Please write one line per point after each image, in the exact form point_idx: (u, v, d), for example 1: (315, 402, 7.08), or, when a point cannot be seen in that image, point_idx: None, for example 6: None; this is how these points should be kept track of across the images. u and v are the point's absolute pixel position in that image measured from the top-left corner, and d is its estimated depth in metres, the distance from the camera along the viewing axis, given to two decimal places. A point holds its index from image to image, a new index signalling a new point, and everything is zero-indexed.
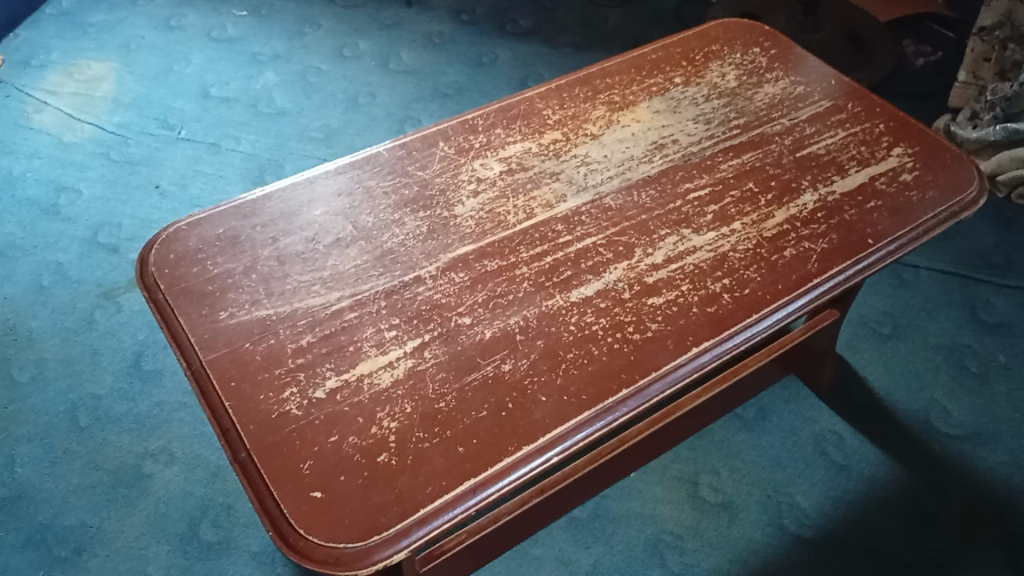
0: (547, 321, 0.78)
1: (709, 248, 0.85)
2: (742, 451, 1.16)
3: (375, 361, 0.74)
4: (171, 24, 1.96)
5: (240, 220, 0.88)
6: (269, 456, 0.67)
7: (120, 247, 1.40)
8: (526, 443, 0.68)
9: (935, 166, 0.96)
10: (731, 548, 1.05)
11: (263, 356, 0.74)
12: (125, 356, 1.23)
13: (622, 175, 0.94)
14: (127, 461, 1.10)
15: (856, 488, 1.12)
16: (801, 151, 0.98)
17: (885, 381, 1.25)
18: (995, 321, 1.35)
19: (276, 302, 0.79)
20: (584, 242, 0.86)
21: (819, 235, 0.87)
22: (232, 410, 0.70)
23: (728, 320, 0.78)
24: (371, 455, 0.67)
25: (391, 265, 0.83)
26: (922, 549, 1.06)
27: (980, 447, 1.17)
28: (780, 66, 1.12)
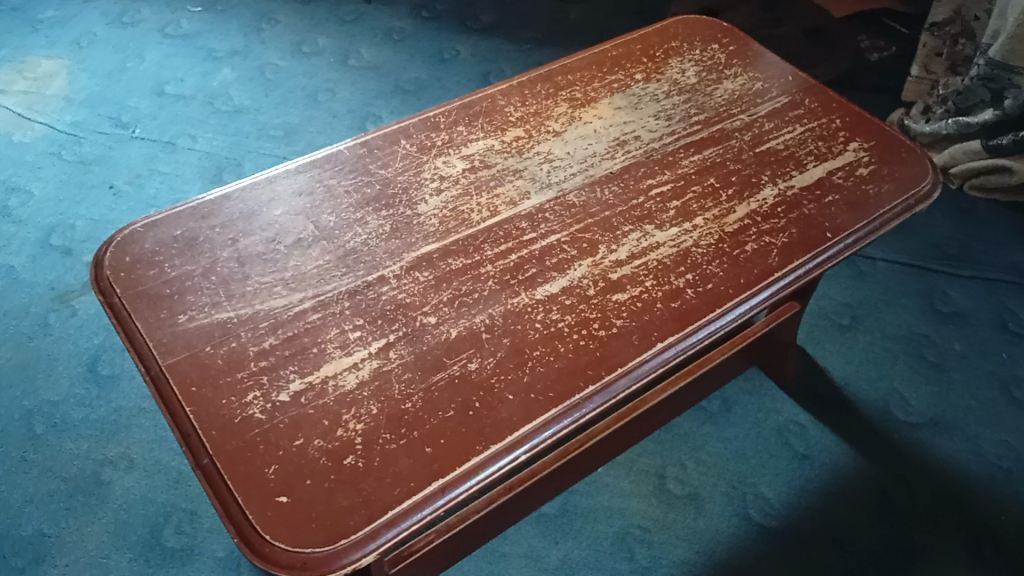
0: (513, 319, 0.78)
1: (672, 244, 0.86)
2: (707, 443, 1.18)
3: (340, 363, 0.73)
4: (124, 20, 1.91)
5: (198, 221, 0.86)
6: (231, 461, 0.66)
7: (74, 249, 1.37)
8: (493, 441, 0.68)
9: (890, 160, 0.98)
10: (697, 540, 1.07)
11: (224, 360, 0.73)
12: (82, 361, 1.20)
13: (585, 171, 0.94)
14: (85, 468, 1.07)
15: (818, 477, 1.14)
16: (760, 146, 0.99)
17: (846, 371, 1.28)
18: (950, 311, 1.39)
19: (237, 305, 0.77)
20: (549, 239, 0.86)
21: (779, 229, 0.88)
22: (193, 415, 0.69)
23: (692, 314, 0.79)
24: (337, 458, 0.66)
25: (354, 265, 0.82)
26: (884, 540, 1.08)
27: (938, 435, 1.20)
28: (738, 63, 1.13)
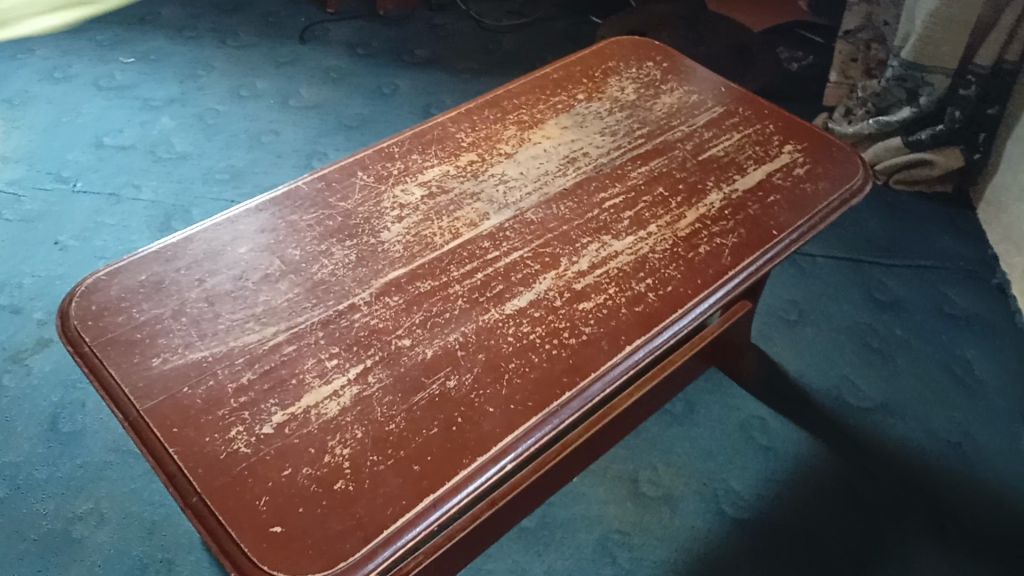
0: (485, 335, 0.80)
1: (629, 252, 0.90)
2: (676, 444, 1.21)
3: (320, 391, 0.74)
4: (56, 75, 1.89)
5: (162, 265, 0.86)
6: (220, 497, 0.66)
7: (23, 307, 1.34)
8: (479, 454, 0.70)
9: (823, 159, 1.04)
10: (676, 539, 1.10)
11: (203, 399, 0.73)
12: (41, 420, 1.17)
13: (540, 189, 0.98)
14: (54, 528, 1.05)
15: (784, 467, 1.19)
16: (702, 154, 1.04)
17: (799, 364, 1.34)
18: (889, 299, 1.46)
19: (210, 344, 0.78)
20: (512, 256, 0.89)
21: (728, 230, 0.93)
22: (177, 455, 0.69)
23: (655, 317, 0.83)
24: (327, 484, 0.67)
25: (324, 295, 0.83)
26: (852, 522, 1.13)
27: (890, 417, 1.26)
28: (673, 78, 1.19)
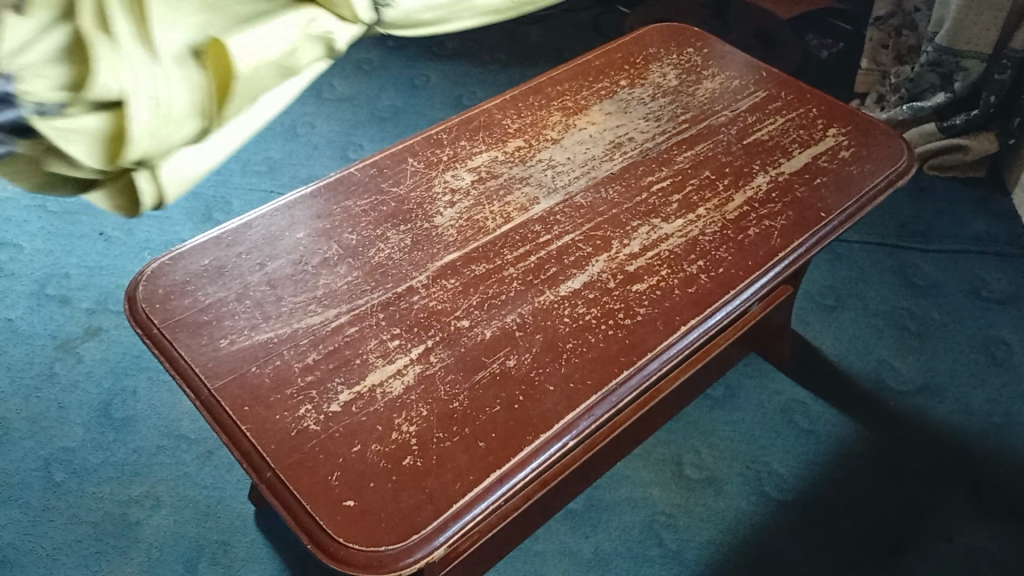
0: (542, 316, 0.82)
1: (680, 234, 0.91)
2: (718, 428, 1.22)
3: (384, 371, 0.76)
4: None
5: (223, 249, 0.87)
6: (294, 472, 0.68)
7: (71, 297, 1.36)
8: (542, 431, 0.72)
9: (868, 142, 1.04)
10: (720, 520, 1.11)
11: (272, 378, 0.75)
12: (94, 406, 1.20)
13: (587, 174, 0.99)
14: (111, 511, 1.07)
15: (826, 450, 1.19)
16: (747, 138, 1.05)
17: (838, 348, 1.34)
18: (926, 283, 1.46)
19: (275, 325, 0.79)
20: (563, 239, 0.90)
21: (776, 213, 0.94)
22: (249, 432, 0.70)
23: (709, 297, 0.84)
24: (396, 459, 0.69)
25: (382, 278, 0.85)
26: (896, 502, 1.13)
27: (930, 399, 1.26)
28: (713, 64, 1.19)
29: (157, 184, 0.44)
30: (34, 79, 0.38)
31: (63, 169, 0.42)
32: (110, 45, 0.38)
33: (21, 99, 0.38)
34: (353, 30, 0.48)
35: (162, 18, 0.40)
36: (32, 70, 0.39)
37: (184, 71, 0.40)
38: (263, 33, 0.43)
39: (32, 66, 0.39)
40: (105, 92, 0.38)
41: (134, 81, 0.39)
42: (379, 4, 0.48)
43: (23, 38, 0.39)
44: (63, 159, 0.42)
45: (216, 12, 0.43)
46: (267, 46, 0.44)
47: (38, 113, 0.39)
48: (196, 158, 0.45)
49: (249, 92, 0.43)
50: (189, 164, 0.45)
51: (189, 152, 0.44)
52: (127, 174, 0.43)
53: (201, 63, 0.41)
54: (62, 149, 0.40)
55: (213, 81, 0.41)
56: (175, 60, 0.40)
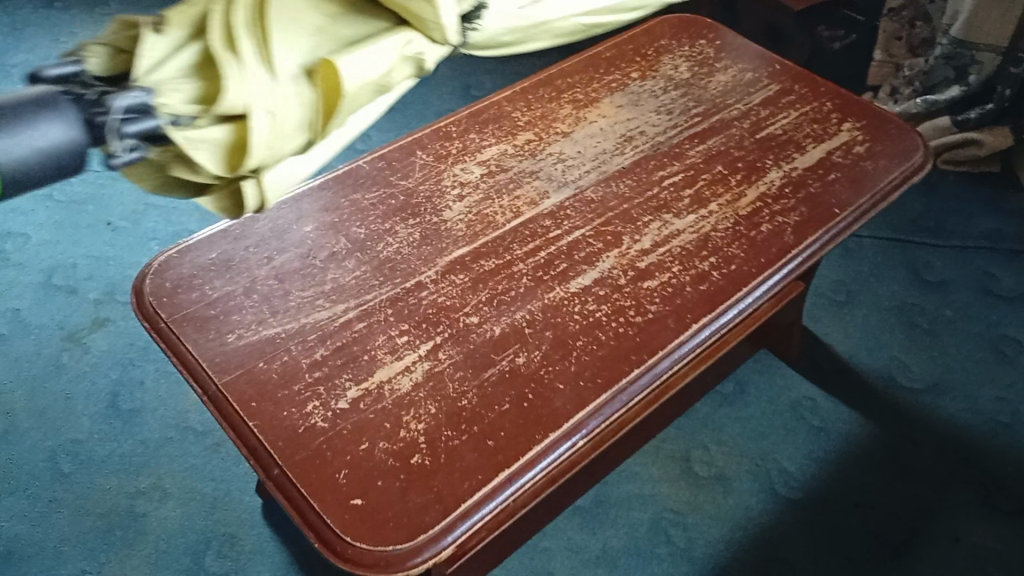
0: (552, 313, 0.81)
1: (691, 230, 0.90)
2: (726, 424, 1.21)
3: (392, 367, 0.75)
4: None
5: (231, 242, 0.86)
6: (302, 470, 0.67)
7: (78, 287, 1.36)
8: (551, 430, 0.71)
9: (882, 137, 1.03)
10: (728, 518, 1.10)
11: (279, 374, 0.74)
12: (100, 397, 1.19)
13: (598, 168, 0.98)
14: (118, 502, 1.07)
15: (836, 447, 1.18)
16: (760, 133, 1.03)
17: (848, 344, 1.33)
18: (937, 280, 1.44)
19: (283, 320, 0.79)
20: (574, 234, 0.89)
21: (790, 209, 0.92)
22: (257, 429, 0.70)
23: (720, 295, 0.83)
24: (404, 458, 0.68)
25: (391, 273, 0.84)
26: (906, 500, 1.13)
27: (941, 397, 1.25)
28: (725, 56, 1.18)
29: (261, 194, 0.37)
30: (166, 91, 0.34)
31: (181, 179, 0.37)
32: (234, 56, 0.33)
33: (157, 111, 0.34)
34: (440, 52, 0.38)
35: (280, 28, 0.34)
36: (168, 84, 0.34)
37: (298, 85, 0.34)
38: (373, 48, 0.36)
39: (168, 76, 0.34)
40: (232, 106, 0.33)
41: (256, 95, 0.33)
42: (466, 25, 0.38)
43: (156, 54, 0.35)
44: (183, 169, 0.36)
45: (331, 27, 0.36)
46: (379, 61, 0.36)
47: (169, 122, 0.34)
48: (302, 166, 0.38)
49: (354, 108, 0.35)
50: (293, 174, 0.38)
51: (294, 160, 0.38)
52: (237, 182, 0.37)
53: (313, 77, 0.35)
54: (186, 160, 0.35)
55: (323, 98, 0.35)
56: (295, 80, 0.34)
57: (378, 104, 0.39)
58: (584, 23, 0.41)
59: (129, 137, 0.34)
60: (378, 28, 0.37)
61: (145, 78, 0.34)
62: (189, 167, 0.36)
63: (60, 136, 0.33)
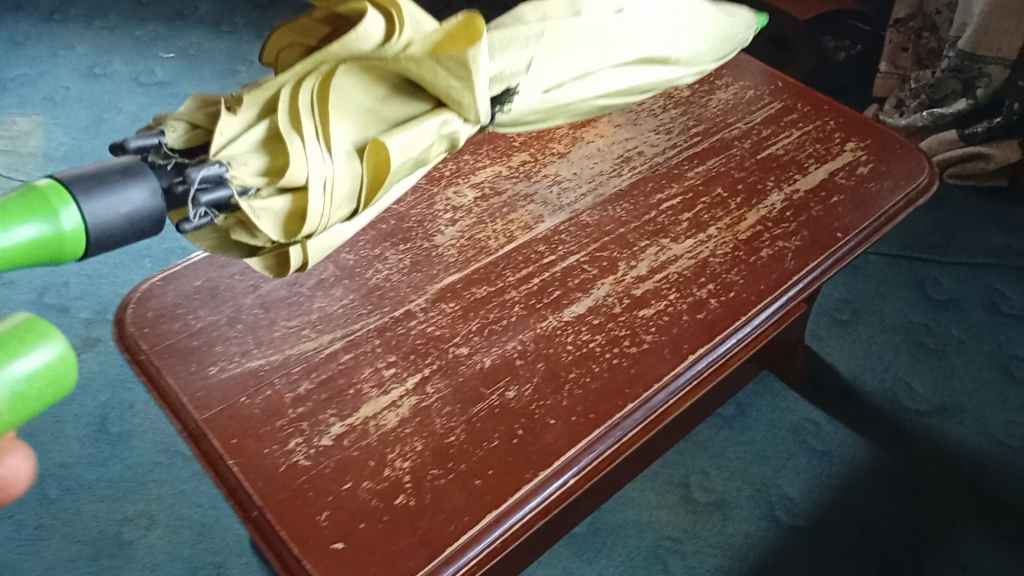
0: (544, 344, 0.78)
1: (689, 256, 0.87)
2: (727, 449, 1.18)
3: (378, 402, 0.73)
4: (96, 72, 1.89)
5: (217, 270, 0.84)
6: (282, 511, 0.65)
7: (70, 306, 1.34)
8: (542, 468, 0.69)
9: (887, 157, 1.00)
10: (729, 546, 1.07)
11: (261, 409, 0.72)
12: (90, 420, 1.18)
13: (594, 191, 0.95)
14: (106, 529, 1.05)
15: (839, 472, 1.16)
16: (761, 153, 1.01)
17: (852, 365, 1.30)
18: (944, 298, 1.41)
19: (267, 352, 0.76)
20: (568, 260, 0.87)
21: (791, 233, 0.90)
22: (237, 468, 0.68)
23: (719, 324, 0.80)
24: (389, 498, 0.66)
25: (379, 301, 0.82)
26: (912, 528, 1.10)
27: (948, 420, 1.22)
28: (726, 72, 1.15)
29: (302, 254, 0.60)
30: (238, 165, 0.55)
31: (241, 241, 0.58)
32: (302, 138, 0.55)
33: (230, 181, 0.54)
34: (471, 127, 0.64)
35: (335, 121, 0.57)
36: (240, 159, 0.55)
37: (349, 161, 0.57)
38: (412, 131, 0.60)
39: (243, 154, 0.55)
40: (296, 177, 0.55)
41: (316, 170, 0.55)
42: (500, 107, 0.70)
43: (231, 134, 0.56)
44: (243, 233, 0.57)
45: (377, 118, 0.61)
46: (412, 141, 0.61)
47: (240, 194, 0.54)
48: (342, 230, 0.62)
49: (390, 180, 0.60)
50: (331, 235, 0.61)
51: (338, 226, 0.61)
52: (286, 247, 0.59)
53: (361, 157, 0.58)
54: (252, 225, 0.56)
55: (369, 168, 0.58)
56: (349, 157, 0.57)
57: (404, 182, 0.64)
58: (595, 104, 0.83)
59: (202, 207, 0.53)
60: (417, 110, 0.63)
61: (224, 155, 0.54)
62: (250, 230, 0.57)
63: (145, 201, 0.50)
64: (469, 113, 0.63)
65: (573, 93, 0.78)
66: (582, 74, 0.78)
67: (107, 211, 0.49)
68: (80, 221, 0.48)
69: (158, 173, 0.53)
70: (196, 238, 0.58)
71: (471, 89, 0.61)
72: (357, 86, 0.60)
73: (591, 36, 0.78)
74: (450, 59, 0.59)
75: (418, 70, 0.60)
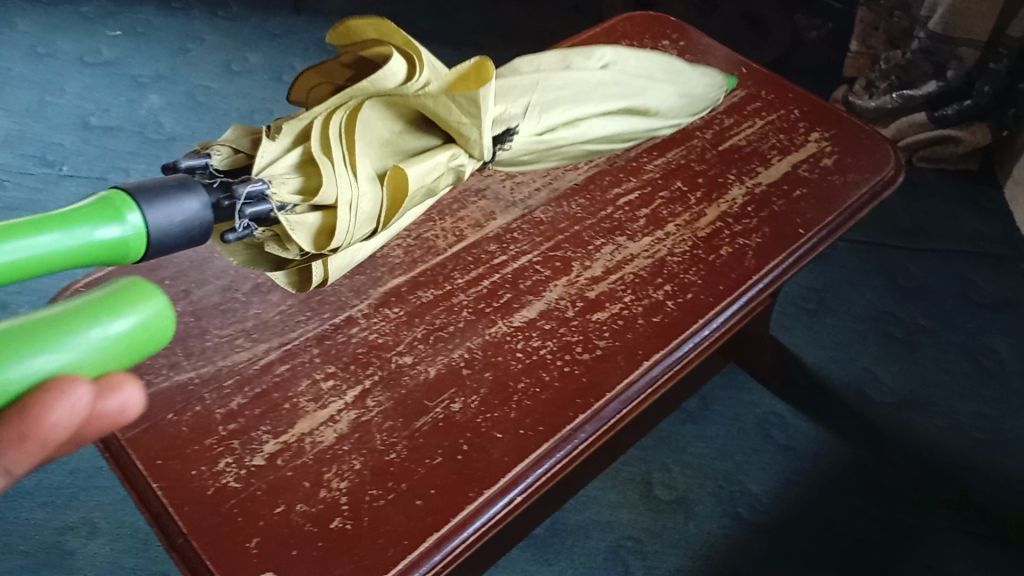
0: (492, 351, 0.75)
1: (646, 255, 0.84)
2: (690, 444, 1.16)
3: (314, 418, 0.69)
4: (38, 51, 1.81)
5: (146, 274, 0.80)
6: (208, 539, 0.61)
7: (8, 302, 1.28)
8: (487, 486, 0.66)
9: (852, 148, 0.97)
10: (691, 545, 1.06)
11: (189, 427, 0.68)
12: None
13: (549, 185, 0.91)
14: (44, 538, 1.01)
15: (804, 467, 1.14)
16: (723, 144, 0.97)
17: (819, 356, 1.28)
18: (912, 286, 1.40)
19: (197, 363, 0.72)
20: (519, 261, 0.83)
21: (752, 229, 0.87)
22: (161, 492, 0.64)
23: (675, 328, 0.77)
24: (323, 522, 0.62)
25: (319, 307, 0.77)
26: (876, 524, 1.08)
27: (914, 413, 1.21)
28: (690, 58, 1.11)
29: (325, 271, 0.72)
30: (277, 184, 0.68)
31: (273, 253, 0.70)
32: (332, 163, 0.69)
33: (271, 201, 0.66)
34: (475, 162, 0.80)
35: (360, 153, 0.72)
36: (280, 180, 0.68)
37: (372, 185, 0.71)
38: (426, 163, 0.75)
39: (281, 175, 0.69)
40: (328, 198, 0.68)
41: (343, 192, 0.69)
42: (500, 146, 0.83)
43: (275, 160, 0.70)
44: (278, 246, 0.70)
45: (393, 150, 0.76)
46: (424, 172, 0.75)
47: (279, 209, 0.67)
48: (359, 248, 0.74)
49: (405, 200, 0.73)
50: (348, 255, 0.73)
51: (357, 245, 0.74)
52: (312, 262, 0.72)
53: (383, 184, 0.72)
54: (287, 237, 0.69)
55: (389, 192, 0.72)
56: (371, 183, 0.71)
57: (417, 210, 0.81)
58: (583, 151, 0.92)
59: (247, 218, 0.64)
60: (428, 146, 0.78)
61: (265, 175, 0.68)
62: (283, 242, 0.70)
63: (194, 211, 0.58)
64: (475, 149, 0.78)
65: (561, 138, 0.88)
66: (571, 120, 0.88)
67: (164, 219, 0.56)
68: (142, 225, 0.55)
69: (208, 190, 0.63)
70: (232, 252, 0.72)
71: (478, 126, 0.76)
72: (377, 124, 0.76)
73: (571, 89, 0.89)
74: (464, 98, 0.75)
75: (435, 107, 0.76)
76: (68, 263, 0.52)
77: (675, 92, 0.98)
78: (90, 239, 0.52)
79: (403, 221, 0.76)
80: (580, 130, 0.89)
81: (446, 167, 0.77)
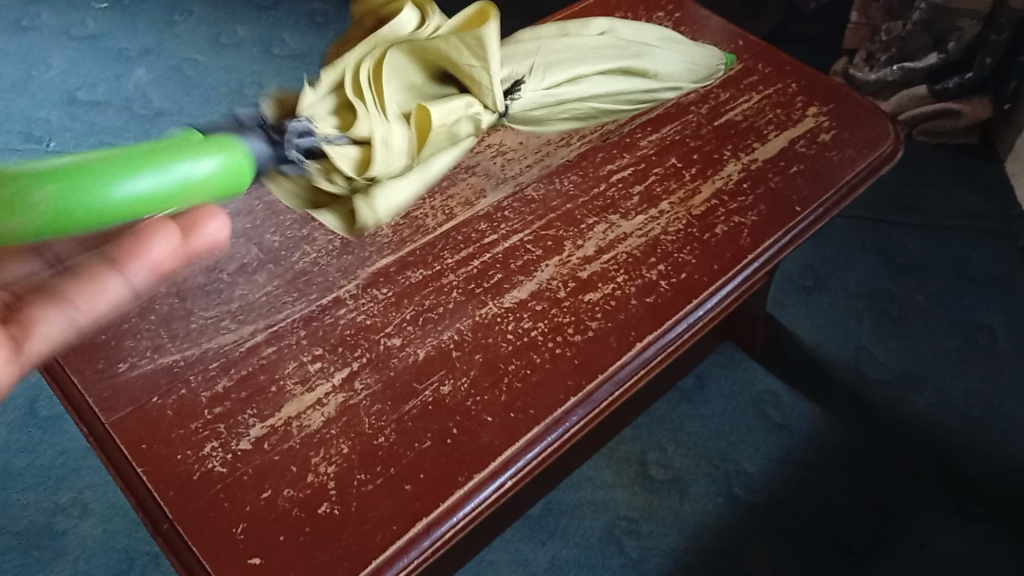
0: (482, 333, 0.74)
1: (639, 234, 0.82)
2: (685, 424, 1.15)
3: (301, 401, 0.68)
4: (23, 24, 1.77)
5: None
6: (193, 525, 0.60)
7: None
8: (477, 470, 0.65)
9: (851, 123, 0.95)
10: (685, 525, 1.05)
11: (174, 411, 0.67)
12: (19, 403, 1.12)
13: (541, 162, 0.90)
14: (36, 520, 1.01)
15: (799, 446, 1.14)
16: (719, 119, 0.95)
17: (815, 334, 1.27)
18: (909, 263, 1.38)
19: (182, 346, 0.71)
20: (510, 239, 0.81)
21: (747, 207, 0.85)
22: (146, 477, 0.63)
23: (669, 309, 0.76)
24: (311, 507, 0.62)
25: (306, 288, 0.76)
26: (870, 502, 1.08)
27: (910, 391, 1.20)
28: (686, 30, 1.08)
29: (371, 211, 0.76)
30: (318, 121, 0.78)
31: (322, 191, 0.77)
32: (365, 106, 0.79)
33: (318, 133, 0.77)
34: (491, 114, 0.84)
35: (388, 96, 0.81)
36: (321, 120, 0.79)
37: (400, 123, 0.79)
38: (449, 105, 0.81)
39: (320, 114, 0.79)
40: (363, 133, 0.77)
41: (377, 128, 0.77)
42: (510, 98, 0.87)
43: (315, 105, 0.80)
44: (325, 180, 0.76)
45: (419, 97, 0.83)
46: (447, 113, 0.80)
47: (323, 141, 0.76)
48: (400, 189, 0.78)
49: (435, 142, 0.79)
50: (391, 194, 0.78)
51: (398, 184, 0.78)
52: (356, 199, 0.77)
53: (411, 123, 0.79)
54: (333, 167, 0.76)
55: (416, 128, 0.79)
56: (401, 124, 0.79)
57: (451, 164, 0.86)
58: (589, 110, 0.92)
59: (298, 149, 0.74)
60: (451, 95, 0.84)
61: (307, 113, 0.79)
62: (328, 176, 0.77)
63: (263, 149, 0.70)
64: (487, 98, 0.83)
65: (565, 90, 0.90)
66: (571, 76, 0.90)
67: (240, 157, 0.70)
68: (235, 152, 0.66)
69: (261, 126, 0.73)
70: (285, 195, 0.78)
71: (486, 68, 0.81)
72: (404, 70, 0.84)
73: (571, 52, 0.93)
74: (472, 39, 0.81)
75: (447, 49, 0.82)
76: (176, 193, 0.62)
77: (677, 58, 0.98)
78: (188, 176, 0.63)
79: (436, 164, 0.81)
80: (583, 86, 0.90)
81: (464, 113, 0.81)
